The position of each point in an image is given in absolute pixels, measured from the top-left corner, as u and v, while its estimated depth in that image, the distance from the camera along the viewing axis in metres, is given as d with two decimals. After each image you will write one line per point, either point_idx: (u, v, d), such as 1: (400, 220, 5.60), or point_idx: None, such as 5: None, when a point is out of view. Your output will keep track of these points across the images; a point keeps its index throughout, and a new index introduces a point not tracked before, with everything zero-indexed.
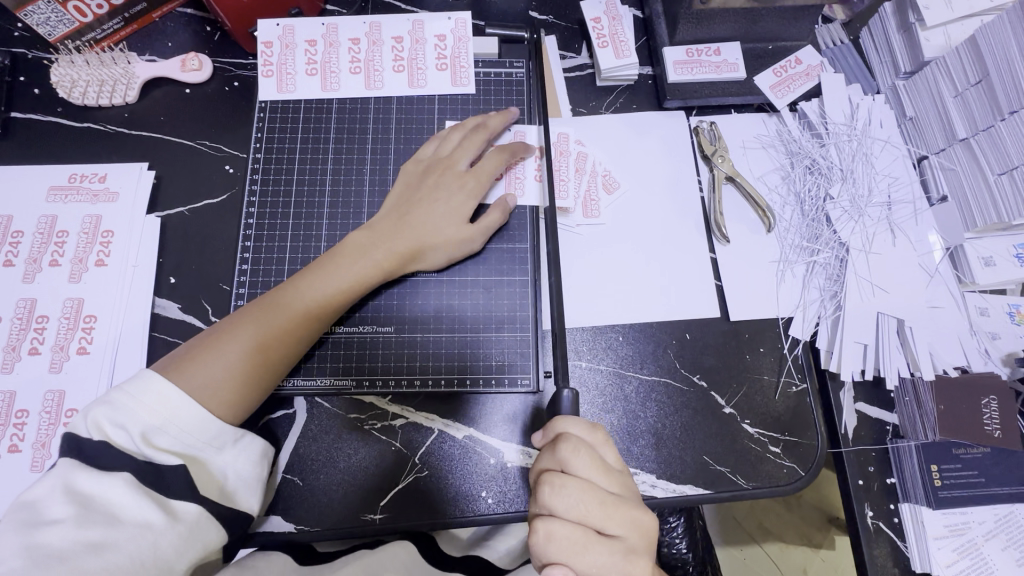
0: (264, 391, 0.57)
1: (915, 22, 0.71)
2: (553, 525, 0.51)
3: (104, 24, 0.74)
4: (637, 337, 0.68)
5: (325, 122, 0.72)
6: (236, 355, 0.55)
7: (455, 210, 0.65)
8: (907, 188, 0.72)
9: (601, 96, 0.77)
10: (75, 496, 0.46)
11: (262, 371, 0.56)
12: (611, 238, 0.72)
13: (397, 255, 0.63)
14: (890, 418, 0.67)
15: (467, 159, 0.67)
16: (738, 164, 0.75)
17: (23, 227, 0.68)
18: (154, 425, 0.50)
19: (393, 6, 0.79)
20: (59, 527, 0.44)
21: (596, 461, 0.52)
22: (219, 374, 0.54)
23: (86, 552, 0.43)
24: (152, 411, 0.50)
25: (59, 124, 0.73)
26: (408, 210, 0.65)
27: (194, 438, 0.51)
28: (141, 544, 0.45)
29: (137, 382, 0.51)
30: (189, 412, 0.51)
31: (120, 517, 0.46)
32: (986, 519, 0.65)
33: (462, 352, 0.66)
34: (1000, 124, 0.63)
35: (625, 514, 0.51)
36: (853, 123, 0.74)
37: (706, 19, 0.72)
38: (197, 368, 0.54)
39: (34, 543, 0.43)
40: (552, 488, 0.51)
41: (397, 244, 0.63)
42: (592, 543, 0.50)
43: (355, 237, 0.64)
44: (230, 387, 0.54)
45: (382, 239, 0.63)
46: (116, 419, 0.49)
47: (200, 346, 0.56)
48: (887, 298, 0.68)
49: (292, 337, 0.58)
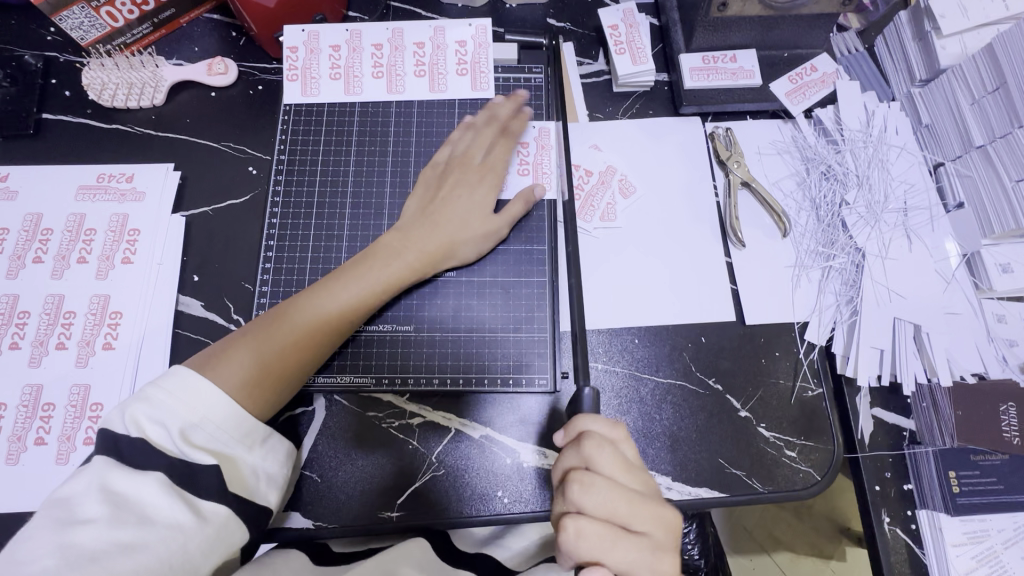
0: (295, 385, 0.59)
1: (931, 30, 0.71)
2: (582, 523, 0.50)
3: (133, 29, 0.76)
4: (652, 340, 0.69)
5: (347, 125, 0.73)
6: (270, 349, 0.57)
7: (478, 203, 0.67)
8: (924, 195, 0.73)
9: (617, 101, 0.79)
10: (108, 495, 0.46)
11: (294, 366, 0.58)
12: (627, 241, 0.72)
13: (427, 256, 0.64)
14: (906, 423, 0.67)
15: (481, 152, 0.69)
16: (753, 169, 0.75)
17: (53, 225, 0.70)
18: (191, 422, 0.51)
19: (414, 13, 0.81)
20: (91, 526, 0.44)
21: (618, 458, 0.53)
22: (254, 366, 0.56)
23: (118, 553, 0.44)
24: (190, 408, 0.51)
25: (88, 125, 0.75)
26: (435, 210, 0.66)
27: (229, 436, 0.52)
28: (171, 546, 0.46)
29: (176, 376, 0.53)
30: (224, 407, 0.53)
31: (151, 517, 0.46)
32: (1005, 526, 0.64)
33: (479, 352, 0.66)
34: (1018, 132, 0.64)
35: (650, 511, 0.52)
36: (869, 130, 0.75)
37: (722, 27, 0.74)
38: (234, 360, 0.55)
39: (68, 542, 0.44)
40: (580, 485, 0.51)
41: (427, 246, 0.65)
42: (620, 540, 0.50)
43: (386, 237, 0.65)
44: (263, 380, 0.56)
45: (413, 240, 0.65)
46: (154, 416, 0.50)
47: (237, 339, 0.57)
48: (903, 303, 0.68)
49: (324, 334, 0.59)
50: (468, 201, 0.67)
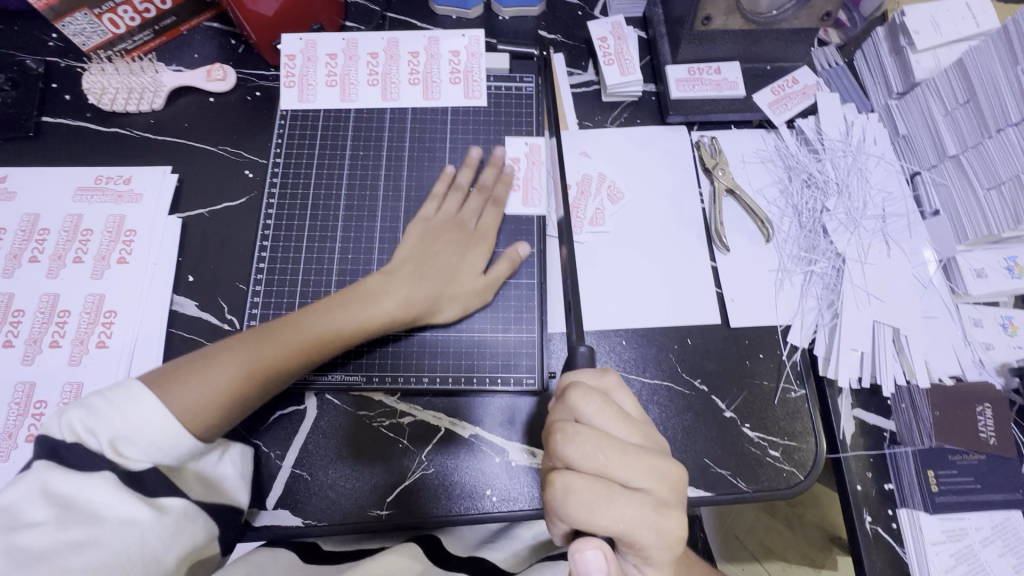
0: (247, 410, 0.57)
1: (906, 45, 0.74)
2: (571, 478, 0.48)
3: (134, 36, 0.78)
4: (639, 342, 0.70)
5: (343, 130, 0.75)
6: (240, 372, 0.56)
7: (468, 265, 0.68)
8: (902, 203, 0.75)
9: (606, 111, 0.81)
10: (53, 498, 0.46)
11: (251, 393, 0.57)
12: (615, 246, 0.74)
13: (411, 306, 0.64)
14: (887, 425, 0.68)
15: (473, 219, 0.70)
16: (737, 177, 0.78)
17: (49, 225, 0.71)
18: (123, 434, 0.50)
19: (409, 23, 0.84)
20: (36, 529, 0.44)
21: (608, 408, 0.51)
22: (209, 391, 0.54)
23: (68, 551, 0.44)
24: (126, 420, 0.50)
25: (87, 128, 0.77)
26: (428, 259, 0.67)
27: (166, 451, 0.51)
28: (126, 540, 0.46)
29: (119, 389, 0.52)
30: (166, 426, 0.51)
31: (102, 515, 0.47)
32: (983, 525, 0.65)
33: (469, 351, 0.67)
34: (988, 142, 0.66)
35: (645, 464, 0.48)
36: (849, 139, 0.77)
37: (707, 39, 0.76)
38: (193, 380, 0.54)
39: (14, 544, 0.43)
40: (565, 435, 0.49)
41: (414, 296, 0.64)
42: (616, 496, 0.47)
43: (376, 279, 0.65)
44: (217, 405, 0.54)
45: (401, 286, 0.64)
46: (88, 424, 0.49)
47: (211, 357, 0.56)
48: (882, 307, 0.70)
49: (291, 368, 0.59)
50: (455, 261, 0.67)
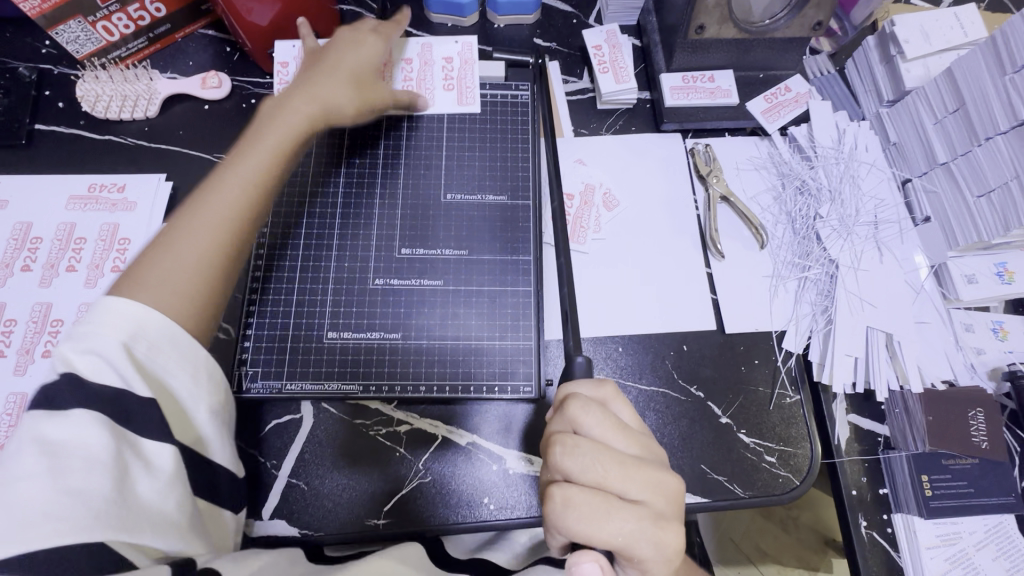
0: (235, 262, 0.56)
1: (897, 54, 0.75)
2: (571, 490, 0.48)
3: (128, 43, 0.78)
4: (636, 348, 0.71)
5: (338, 138, 0.75)
6: (206, 216, 0.55)
7: (361, 92, 0.70)
8: (893, 210, 0.76)
9: (601, 118, 0.81)
10: (45, 447, 0.41)
11: (231, 230, 0.56)
12: (611, 252, 0.74)
13: (309, 108, 0.66)
14: (881, 430, 0.69)
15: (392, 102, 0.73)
16: (731, 183, 0.78)
17: (42, 234, 0.70)
18: (125, 340, 0.47)
19: (405, 32, 0.84)
20: (30, 481, 0.38)
21: (608, 419, 0.51)
22: (184, 258, 0.53)
23: (66, 501, 0.38)
24: (117, 327, 0.47)
25: (81, 135, 0.76)
26: (300, 121, 0.65)
27: (168, 362, 0.48)
28: (124, 498, 0.41)
29: (98, 305, 0.48)
30: (159, 320, 0.48)
31: (100, 463, 0.41)
32: (977, 529, 0.66)
33: (466, 360, 0.67)
34: (977, 150, 0.67)
35: (644, 476, 0.49)
36: (841, 147, 0.78)
37: (701, 48, 0.77)
38: (161, 258, 0.52)
39: (9, 499, 0.38)
40: (565, 448, 0.49)
41: (307, 98, 0.66)
42: (615, 509, 0.47)
43: (248, 127, 0.65)
44: (203, 267, 0.53)
45: (274, 112, 0.65)
46: (82, 350, 0.45)
47: (169, 229, 0.54)
48: (876, 313, 0.71)
49: (260, 191, 0.59)
50: (349, 93, 0.68)
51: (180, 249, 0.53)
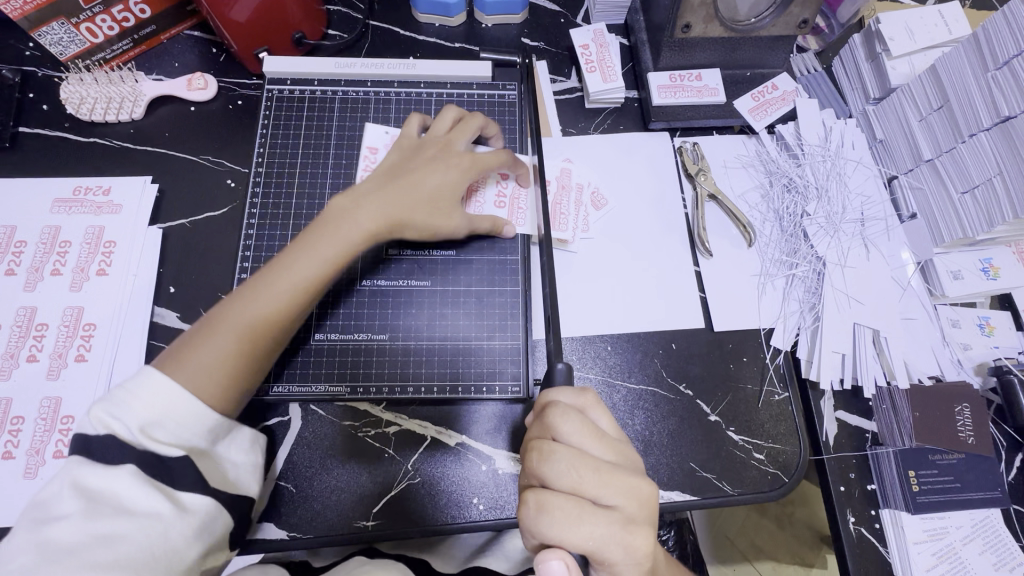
0: (277, 352, 0.58)
1: (882, 51, 0.76)
2: (545, 496, 0.49)
3: (113, 45, 0.77)
4: (624, 347, 0.71)
5: (325, 139, 0.75)
6: (249, 322, 0.55)
7: (453, 179, 0.65)
8: (880, 206, 0.77)
9: (589, 117, 0.81)
10: (82, 491, 0.45)
11: (271, 333, 0.56)
12: (599, 252, 0.74)
13: (386, 218, 0.62)
14: (868, 426, 0.69)
15: (462, 140, 0.68)
16: (719, 182, 0.78)
17: (27, 237, 0.70)
18: (152, 419, 0.49)
19: (392, 32, 0.84)
20: (65, 522, 0.43)
21: (585, 426, 0.51)
22: (224, 353, 0.53)
23: (95, 544, 0.43)
24: (149, 405, 0.49)
25: (65, 137, 0.76)
26: (402, 175, 0.64)
27: (193, 431, 0.51)
28: (150, 533, 0.45)
29: (136, 375, 0.50)
30: (191, 405, 0.50)
31: (129, 507, 0.46)
32: (963, 523, 0.66)
33: (454, 360, 0.67)
34: (961, 147, 0.67)
35: (619, 482, 0.49)
36: (827, 144, 0.79)
37: (687, 46, 0.77)
38: (204, 341, 0.53)
39: (44, 537, 0.42)
40: (541, 456, 0.50)
41: (388, 208, 0.62)
42: (587, 514, 0.48)
43: (339, 203, 0.62)
44: (240, 358, 0.54)
45: (372, 202, 0.62)
46: (115, 413, 0.49)
47: (222, 307, 0.56)
48: (863, 310, 0.71)
49: (304, 286, 0.57)
50: (438, 174, 0.65)
51: (216, 346, 0.53)
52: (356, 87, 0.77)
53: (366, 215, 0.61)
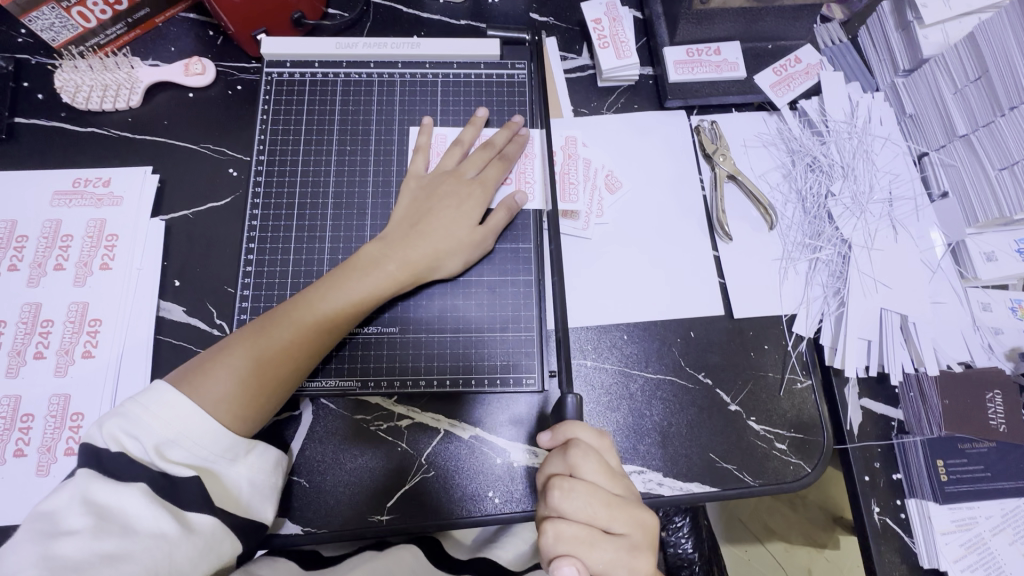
0: (287, 391, 0.58)
1: (914, 20, 0.71)
2: (562, 526, 0.49)
3: (106, 29, 0.74)
4: (642, 336, 0.69)
5: (328, 124, 0.72)
6: (267, 348, 0.56)
7: (466, 215, 0.65)
8: (909, 185, 0.73)
9: (602, 96, 0.78)
10: (91, 506, 0.45)
11: (282, 372, 0.57)
12: (616, 237, 0.72)
13: (410, 267, 0.63)
14: (895, 414, 0.67)
15: (473, 170, 0.68)
16: (739, 162, 0.75)
17: (28, 232, 0.68)
18: (166, 438, 0.50)
19: (394, 10, 0.80)
20: (74, 537, 0.44)
21: (602, 465, 0.51)
22: (239, 378, 0.54)
23: (101, 563, 0.43)
24: (165, 423, 0.50)
25: (62, 128, 0.74)
26: (422, 220, 0.65)
27: (207, 450, 0.51)
28: (156, 554, 0.45)
29: (154, 392, 0.51)
30: (204, 425, 0.51)
31: (136, 527, 0.46)
32: (993, 513, 0.64)
33: (467, 352, 0.65)
34: (1000, 120, 0.64)
35: (630, 515, 0.51)
36: (854, 121, 0.75)
37: (706, 19, 0.73)
38: (221, 367, 0.55)
39: (50, 553, 0.43)
40: (561, 491, 0.50)
41: (410, 257, 0.63)
42: (599, 541, 0.49)
43: (366, 249, 0.63)
44: (251, 390, 0.55)
45: (395, 250, 0.63)
46: (130, 431, 0.49)
47: (239, 338, 0.57)
48: (890, 294, 0.68)
49: (323, 323, 0.59)
50: (453, 212, 0.65)
51: (230, 367, 0.55)
52: (359, 69, 0.74)
53: (388, 252, 0.63)
